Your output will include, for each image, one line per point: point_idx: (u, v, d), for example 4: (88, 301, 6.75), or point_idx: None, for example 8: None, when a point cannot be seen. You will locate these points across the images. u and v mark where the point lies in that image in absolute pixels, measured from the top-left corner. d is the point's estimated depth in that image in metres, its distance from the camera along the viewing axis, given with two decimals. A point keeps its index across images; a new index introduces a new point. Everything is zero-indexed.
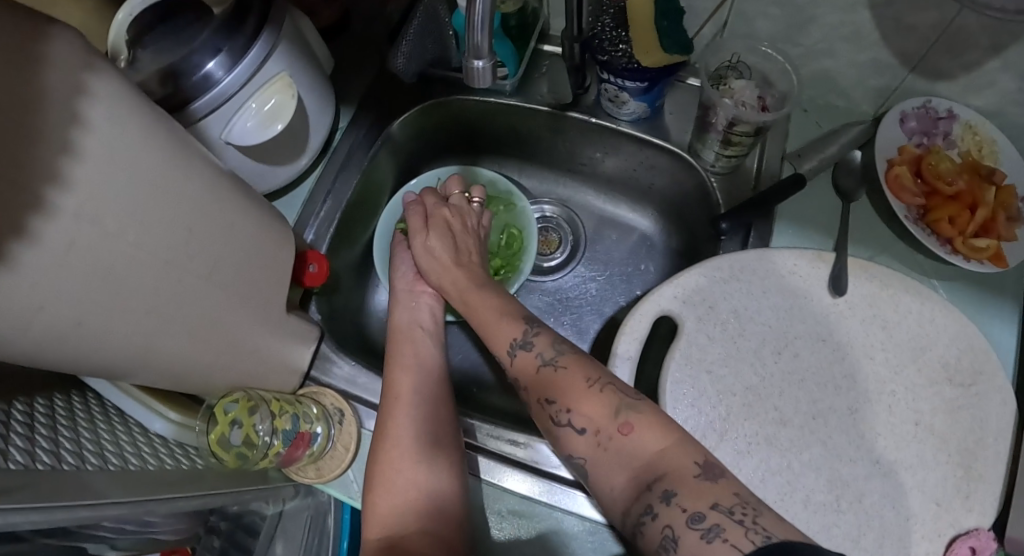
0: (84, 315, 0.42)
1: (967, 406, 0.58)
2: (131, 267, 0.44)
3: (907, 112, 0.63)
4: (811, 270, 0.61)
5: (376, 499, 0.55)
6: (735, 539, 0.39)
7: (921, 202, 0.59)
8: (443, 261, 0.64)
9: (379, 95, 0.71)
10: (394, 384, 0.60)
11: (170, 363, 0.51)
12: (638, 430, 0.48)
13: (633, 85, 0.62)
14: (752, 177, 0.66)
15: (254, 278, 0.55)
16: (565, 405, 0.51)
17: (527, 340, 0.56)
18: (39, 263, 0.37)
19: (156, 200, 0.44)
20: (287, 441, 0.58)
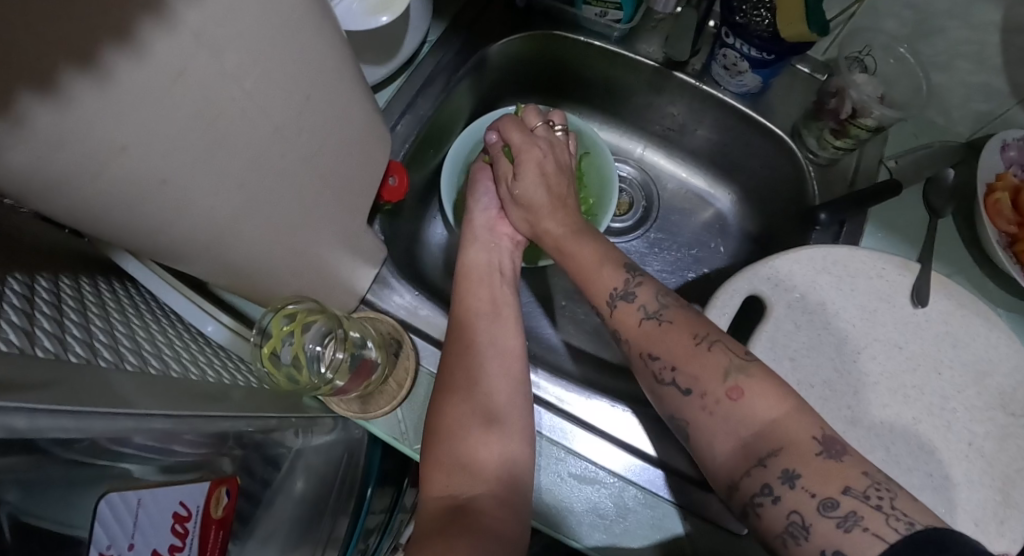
0: (172, 173, 0.32)
1: (1015, 436, 0.58)
2: (239, 129, 0.34)
3: (1009, 142, 0.63)
4: (897, 276, 0.60)
5: (439, 448, 0.49)
6: (878, 530, 0.37)
7: (1013, 231, 0.60)
8: (534, 208, 0.61)
9: (476, 11, 0.63)
10: (465, 330, 0.56)
11: (235, 262, 0.42)
12: (749, 396, 0.45)
13: (758, 55, 0.59)
14: (848, 175, 0.63)
15: (342, 181, 0.48)
16: (670, 361, 0.48)
17: (628, 291, 0.53)
18: (140, 85, 0.27)
19: (279, 55, 0.34)
20: (352, 368, 0.53)
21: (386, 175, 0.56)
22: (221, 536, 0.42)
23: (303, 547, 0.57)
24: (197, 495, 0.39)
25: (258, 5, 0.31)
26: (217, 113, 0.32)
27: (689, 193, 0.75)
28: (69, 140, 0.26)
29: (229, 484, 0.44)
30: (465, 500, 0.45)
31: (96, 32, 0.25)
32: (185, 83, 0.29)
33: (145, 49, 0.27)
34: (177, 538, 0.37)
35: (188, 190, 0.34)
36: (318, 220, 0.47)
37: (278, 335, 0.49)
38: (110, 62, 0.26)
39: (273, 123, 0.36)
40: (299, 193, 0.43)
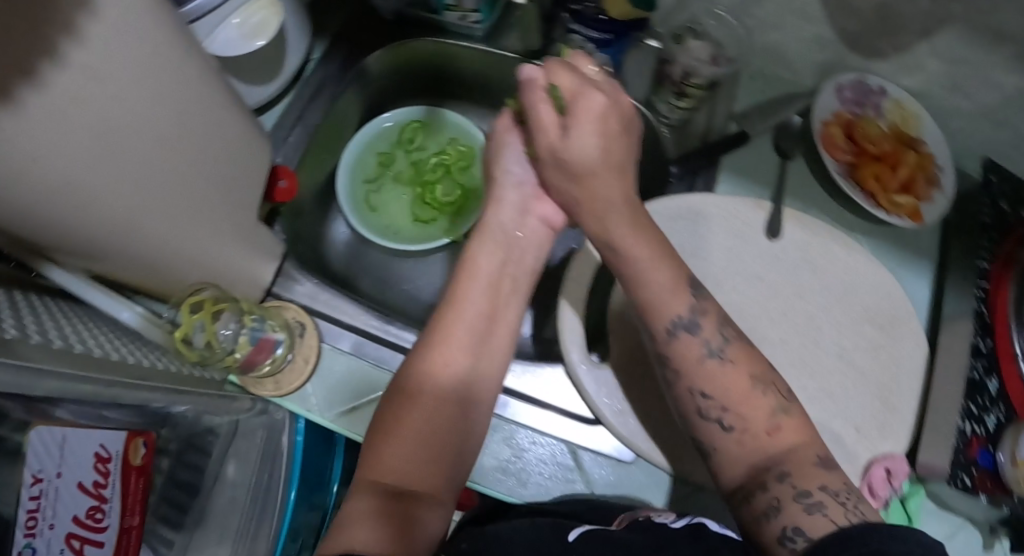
0: (77, 176, 0.40)
1: (885, 346, 0.67)
2: (127, 130, 0.42)
3: (843, 84, 0.70)
4: (752, 216, 0.66)
5: (384, 456, 0.48)
6: (837, 517, 0.40)
7: (850, 159, 0.66)
8: (592, 170, 0.55)
9: (353, 30, 0.70)
10: (438, 360, 0.53)
11: (134, 253, 0.50)
12: (746, 406, 0.46)
13: (600, 36, 0.66)
14: (700, 132, 0.70)
15: (232, 173, 0.56)
16: (720, 402, 0.47)
17: (692, 322, 0.49)
18: (42, 111, 0.35)
19: (149, 65, 0.42)
20: (253, 340, 0.59)
21: (276, 180, 0.63)
22: (140, 480, 0.50)
23: (239, 523, 0.64)
24: (116, 441, 0.47)
25: (127, 30, 0.39)
26: (107, 120, 0.40)
27: None
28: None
29: (147, 437, 0.51)
30: (400, 501, 0.46)
31: (9, 78, 0.32)
32: (76, 104, 0.37)
33: (44, 83, 0.34)
34: (101, 475, 0.45)
35: (93, 187, 0.42)
36: (208, 216, 0.54)
37: (188, 323, 0.55)
38: (20, 99, 0.33)
39: (155, 126, 0.45)
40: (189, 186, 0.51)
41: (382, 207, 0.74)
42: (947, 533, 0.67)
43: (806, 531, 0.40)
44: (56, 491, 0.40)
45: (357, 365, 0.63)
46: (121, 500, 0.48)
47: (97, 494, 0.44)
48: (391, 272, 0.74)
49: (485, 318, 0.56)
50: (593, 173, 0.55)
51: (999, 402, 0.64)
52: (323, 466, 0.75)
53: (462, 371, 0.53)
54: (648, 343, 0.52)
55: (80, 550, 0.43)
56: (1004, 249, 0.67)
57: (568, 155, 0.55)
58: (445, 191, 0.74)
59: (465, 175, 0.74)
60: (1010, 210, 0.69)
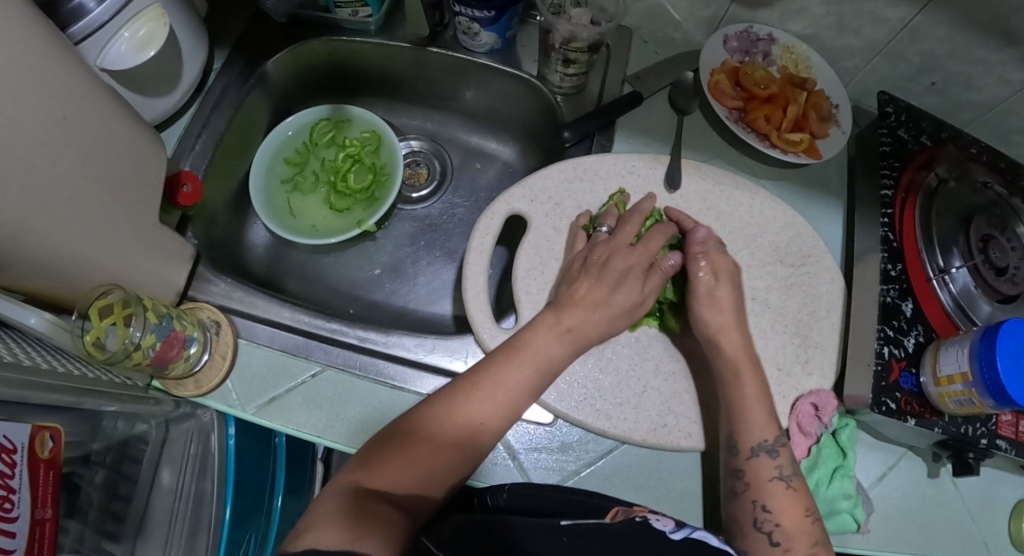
0: None
1: (799, 283, 0.67)
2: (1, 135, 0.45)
3: (729, 35, 0.71)
4: (648, 170, 0.67)
5: (384, 467, 0.50)
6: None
7: (741, 105, 0.67)
8: (719, 333, 0.58)
9: (251, 38, 0.72)
10: (471, 411, 0.53)
11: (39, 260, 0.51)
12: (796, 536, 0.51)
13: (483, 14, 0.67)
14: (595, 97, 0.71)
15: (128, 180, 0.58)
16: (777, 517, 0.51)
17: (774, 447, 0.55)
18: None
19: (9, 72, 0.45)
20: (162, 337, 0.60)
21: (181, 185, 0.65)
22: (52, 473, 0.52)
23: (176, 526, 0.65)
24: (19, 433, 0.49)
25: None
26: None
27: (472, 152, 0.81)
28: None
29: (54, 431, 0.53)
30: (390, 511, 0.48)
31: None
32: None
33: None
34: (7, 465, 0.47)
35: None
36: (108, 222, 0.56)
37: (99, 327, 0.56)
38: None
39: (32, 132, 0.47)
40: (80, 192, 0.52)
41: (301, 204, 0.76)
42: (889, 463, 0.67)
43: None
44: None
45: (274, 355, 0.64)
46: (31, 492, 0.50)
47: (4, 485, 0.46)
48: (313, 269, 0.76)
49: (525, 396, 0.55)
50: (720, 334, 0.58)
51: (917, 323, 0.64)
52: (262, 466, 0.76)
53: (490, 424, 0.53)
54: (726, 454, 0.56)
55: None
56: (907, 174, 0.69)
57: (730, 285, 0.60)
58: (358, 179, 0.76)
59: (369, 162, 0.76)
60: (909, 137, 0.70)
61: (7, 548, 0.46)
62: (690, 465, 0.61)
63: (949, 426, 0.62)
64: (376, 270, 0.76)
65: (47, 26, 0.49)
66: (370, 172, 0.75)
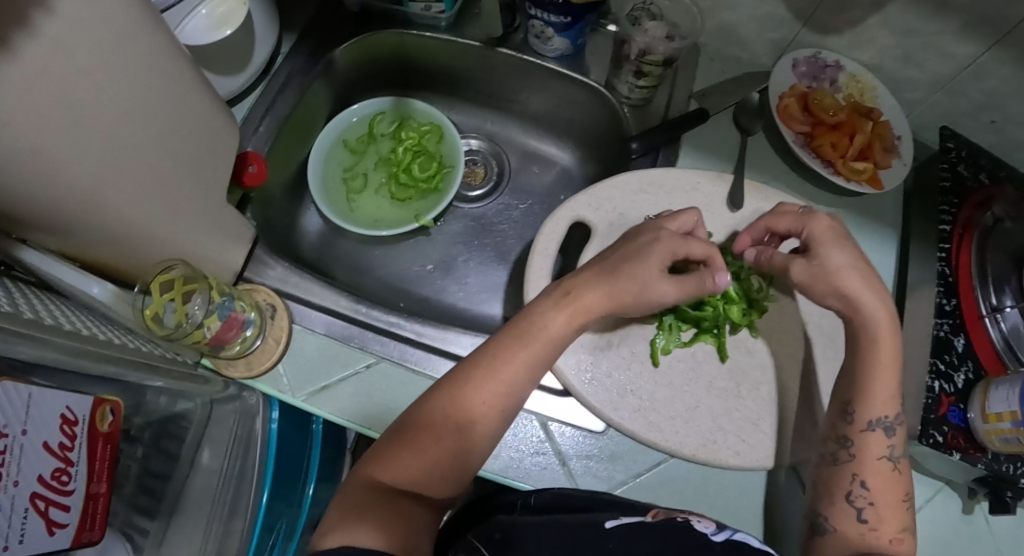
0: (43, 144, 0.43)
1: None
2: (89, 104, 0.45)
3: (799, 59, 0.72)
4: (712, 187, 0.67)
5: (393, 462, 0.48)
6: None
7: (808, 130, 0.68)
8: (854, 296, 0.54)
9: (320, 24, 0.72)
10: (478, 394, 0.51)
11: (108, 230, 0.51)
12: (884, 515, 0.50)
13: (558, 19, 0.67)
14: (661, 111, 0.72)
15: (200, 157, 0.57)
16: (871, 496, 0.51)
17: (893, 426, 0.52)
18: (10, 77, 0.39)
19: (106, 44, 0.45)
20: (222, 317, 0.60)
21: (246, 165, 0.64)
22: (108, 448, 0.51)
23: (212, 508, 0.65)
24: (82, 405, 0.48)
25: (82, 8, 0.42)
26: (67, 92, 0.43)
27: (530, 156, 0.81)
28: None
29: (114, 405, 0.52)
30: (409, 507, 0.46)
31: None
32: (31, 72, 0.40)
33: (16, 52, 0.38)
34: (67, 438, 0.46)
35: (59, 157, 0.44)
36: (178, 197, 0.55)
37: (159, 301, 0.58)
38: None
39: (119, 103, 0.47)
40: (156, 166, 0.52)
41: (361, 192, 0.77)
42: (926, 496, 0.67)
43: None
44: (20, 447, 0.41)
45: (328, 342, 0.64)
46: (87, 465, 0.49)
47: (63, 458, 0.45)
48: (363, 259, 0.75)
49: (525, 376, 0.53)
50: (854, 294, 0.54)
51: (968, 359, 0.64)
52: (298, 453, 0.76)
53: (496, 406, 0.51)
54: (837, 419, 0.54)
55: (45, 511, 0.44)
56: (964, 212, 0.69)
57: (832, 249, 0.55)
58: (420, 169, 0.76)
59: (432, 153, 0.77)
60: (969, 174, 0.71)
61: (61, 522, 0.46)
62: (739, 485, 0.60)
63: (991, 464, 0.61)
64: (427, 266, 0.75)
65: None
66: (432, 164, 0.76)
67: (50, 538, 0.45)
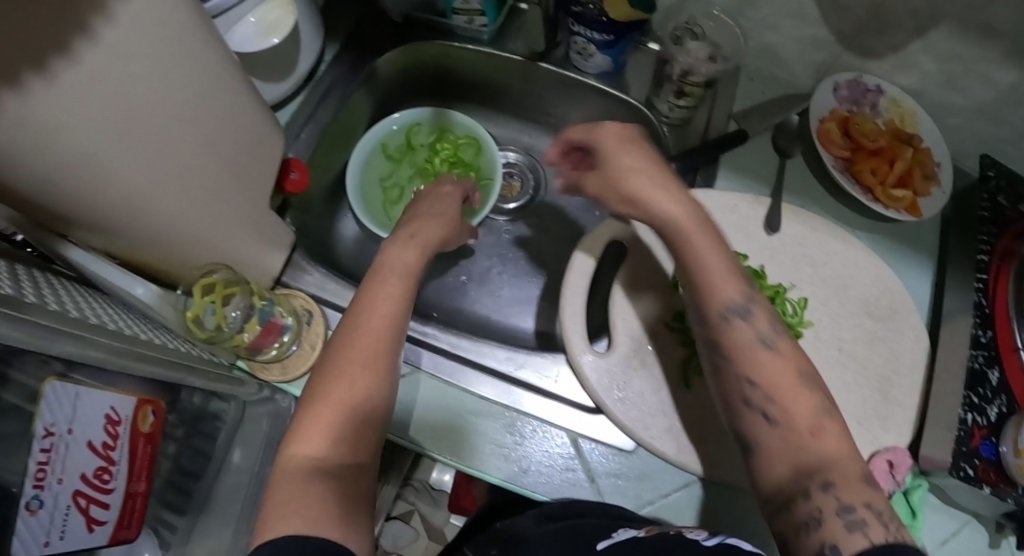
0: (95, 147, 0.43)
1: (884, 337, 0.66)
2: (144, 109, 0.45)
3: (839, 83, 0.72)
4: (750, 209, 0.68)
5: (308, 433, 0.47)
6: (877, 536, 0.39)
7: (847, 156, 0.68)
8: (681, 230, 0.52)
9: (364, 33, 0.73)
10: (351, 366, 0.51)
11: (152, 230, 0.52)
12: (793, 407, 0.46)
13: (600, 37, 0.69)
14: (700, 132, 0.72)
15: (245, 160, 0.58)
16: (767, 391, 0.47)
17: (747, 310, 0.50)
18: (72, 82, 0.39)
19: (166, 50, 0.45)
20: (262, 322, 0.62)
21: (288, 171, 0.66)
22: (149, 447, 0.51)
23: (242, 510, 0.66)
24: (125, 406, 0.48)
25: (146, 17, 0.42)
26: (125, 99, 0.43)
27: None
28: (19, 123, 0.38)
29: (155, 405, 0.52)
30: (327, 479, 0.45)
31: (45, 46, 0.36)
32: (91, 77, 0.40)
33: (76, 56, 0.38)
34: (110, 437, 0.46)
35: (110, 160, 0.45)
36: (220, 199, 0.56)
37: (200, 304, 0.58)
38: (54, 67, 0.38)
39: (172, 108, 0.48)
40: (202, 169, 0.53)
41: (398, 203, 0.78)
42: (952, 528, 0.67)
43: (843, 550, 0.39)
44: (66, 445, 0.41)
45: None
46: (128, 463, 0.49)
47: (104, 457, 0.45)
48: None
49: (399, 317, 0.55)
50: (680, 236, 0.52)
51: (1002, 393, 0.63)
52: None
53: (351, 386, 0.50)
54: (699, 326, 0.52)
55: (86, 509, 0.44)
56: (1002, 242, 0.67)
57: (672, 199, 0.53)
58: None
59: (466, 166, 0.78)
60: (1008, 204, 0.69)
61: (99, 519, 0.46)
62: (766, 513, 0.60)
63: None
64: (461, 277, 0.76)
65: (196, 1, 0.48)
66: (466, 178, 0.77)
67: (89, 535, 0.45)
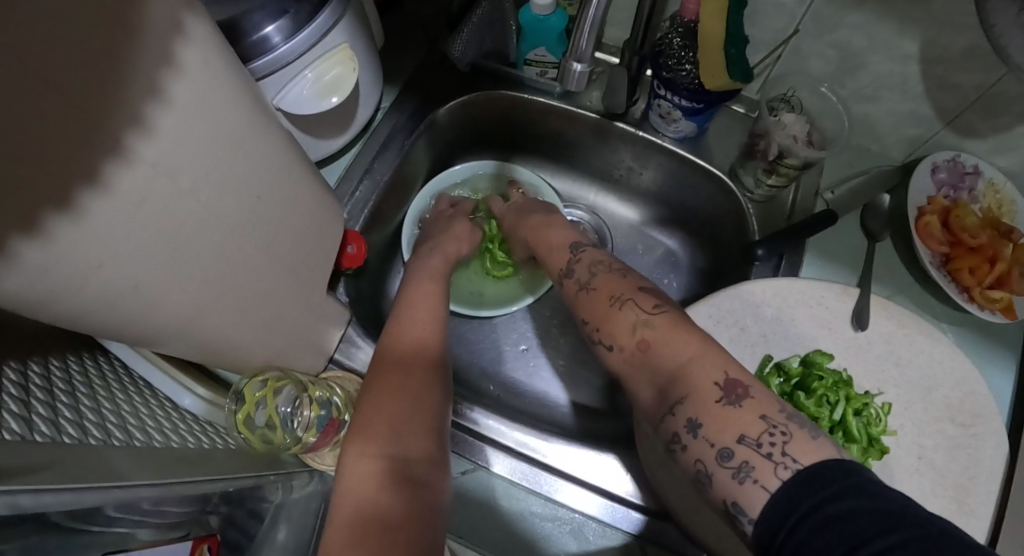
0: (142, 279, 0.38)
1: (966, 445, 0.60)
2: (198, 231, 0.40)
3: (938, 164, 0.67)
4: (837, 302, 0.64)
5: (375, 410, 0.52)
6: (765, 480, 0.39)
7: (945, 251, 0.64)
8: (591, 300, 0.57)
9: (425, 81, 0.68)
10: (413, 330, 0.59)
11: (207, 342, 0.47)
12: (657, 346, 0.49)
13: (689, 105, 0.63)
14: (787, 209, 0.67)
15: (304, 249, 0.53)
16: (596, 324, 0.55)
17: (571, 268, 0.61)
18: (105, 214, 0.34)
19: (223, 163, 0.40)
20: (319, 427, 0.58)
21: (345, 243, 0.61)
22: None
23: None
24: (178, 553, 0.45)
25: (208, 125, 0.38)
26: (179, 225, 0.39)
27: (637, 233, 0.79)
28: (51, 268, 0.32)
29: (211, 541, 0.49)
30: (400, 458, 0.49)
31: (71, 179, 0.31)
32: (143, 207, 0.36)
33: (111, 186, 0.34)
34: None
35: (159, 289, 0.40)
36: (279, 300, 0.51)
37: (251, 401, 0.54)
38: (83, 203, 0.32)
39: (229, 224, 0.43)
40: (257, 276, 0.48)
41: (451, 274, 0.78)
42: None
43: (745, 508, 0.40)
44: None
45: None
46: None
47: None
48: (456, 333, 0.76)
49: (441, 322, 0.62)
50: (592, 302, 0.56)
51: None
52: None
53: (422, 345, 0.58)
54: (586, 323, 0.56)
55: None
56: None
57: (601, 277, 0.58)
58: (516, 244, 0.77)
59: None
60: None
61: None
62: None
63: None
64: (521, 345, 0.77)
65: (254, 85, 0.43)
66: None
67: None
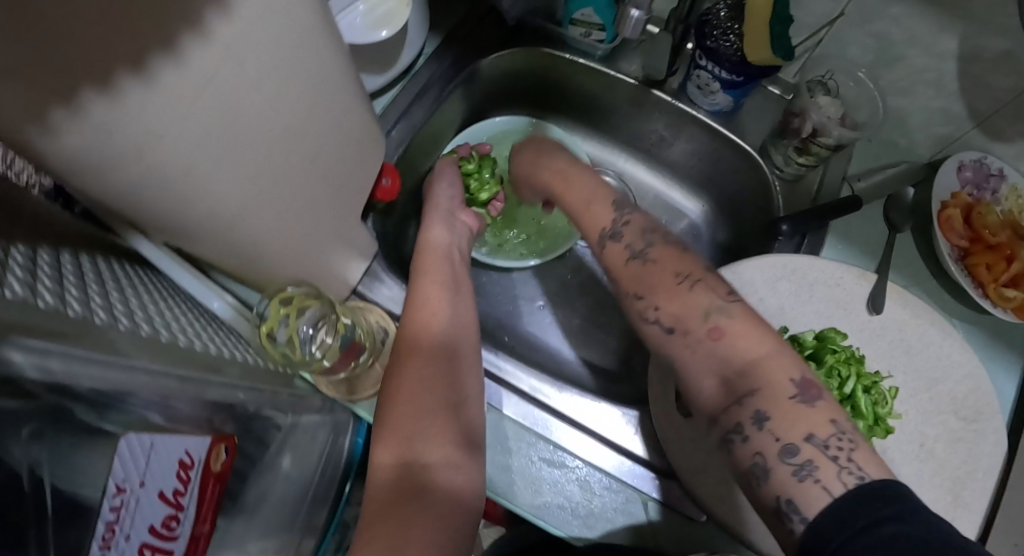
0: (196, 163, 0.38)
1: (966, 439, 0.61)
2: (253, 126, 0.40)
3: (964, 162, 0.68)
4: (855, 285, 0.65)
5: (397, 397, 0.52)
6: (827, 484, 0.40)
7: (964, 245, 0.65)
8: (652, 268, 0.54)
9: (468, 33, 0.69)
10: (425, 306, 0.59)
11: (240, 245, 0.48)
12: (730, 336, 0.48)
13: (729, 77, 0.64)
14: (813, 189, 0.69)
15: (344, 171, 0.53)
16: (654, 302, 0.52)
17: (616, 230, 0.59)
18: (175, 88, 0.34)
19: (285, 60, 0.40)
20: (342, 347, 0.59)
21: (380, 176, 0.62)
22: (218, 488, 0.46)
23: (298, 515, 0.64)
24: (200, 447, 0.43)
25: (281, 20, 0.37)
26: (236, 117, 0.39)
27: (664, 204, 0.81)
28: (114, 130, 0.33)
29: (227, 443, 0.48)
30: (426, 445, 0.49)
31: (147, 44, 0.31)
32: (206, 89, 0.35)
33: (183, 58, 0.33)
34: (182, 483, 0.41)
35: (207, 179, 0.40)
36: (314, 216, 0.52)
37: (274, 317, 0.55)
38: (154, 68, 0.32)
39: (282, 126, 0.43)
40: (298, 188, 0.48)
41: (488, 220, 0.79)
42: None
43: (800, 508, 0.41)
44: (137, 500, 0.36)
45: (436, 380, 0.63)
46: (195, 507, 0.43)
47: (174, 504, 0.40)
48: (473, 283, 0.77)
49: (456, 297, 0.61)
50: (649, 271, 0.54)
51: None
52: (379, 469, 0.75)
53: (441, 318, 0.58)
54: (638, 309, 0.54)
55: None
56: None
57: (661, 249, 0.56)
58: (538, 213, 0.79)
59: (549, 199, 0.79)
60: None
61: None
62: None
63: None
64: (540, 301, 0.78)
65: None
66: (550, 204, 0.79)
67: None
